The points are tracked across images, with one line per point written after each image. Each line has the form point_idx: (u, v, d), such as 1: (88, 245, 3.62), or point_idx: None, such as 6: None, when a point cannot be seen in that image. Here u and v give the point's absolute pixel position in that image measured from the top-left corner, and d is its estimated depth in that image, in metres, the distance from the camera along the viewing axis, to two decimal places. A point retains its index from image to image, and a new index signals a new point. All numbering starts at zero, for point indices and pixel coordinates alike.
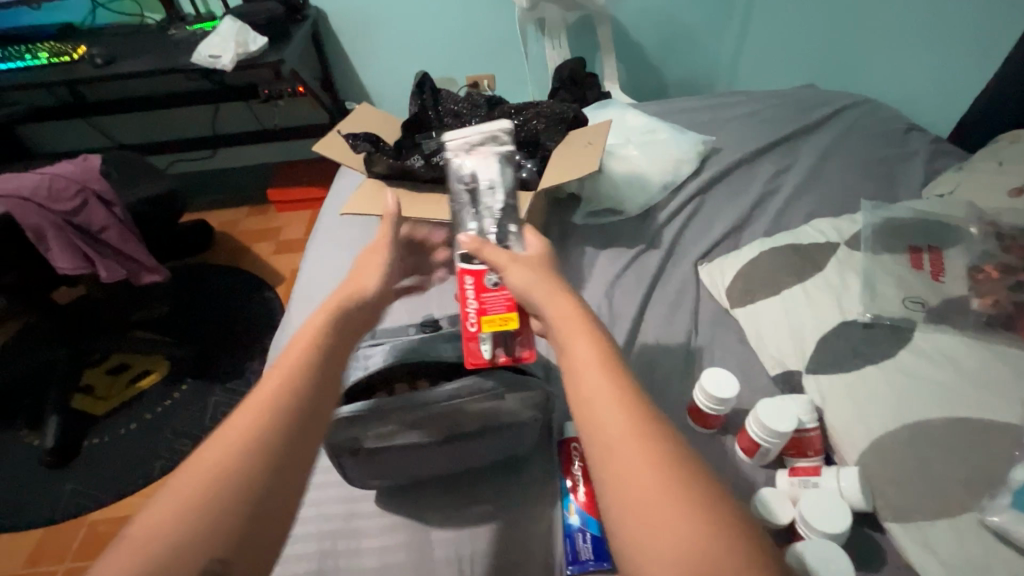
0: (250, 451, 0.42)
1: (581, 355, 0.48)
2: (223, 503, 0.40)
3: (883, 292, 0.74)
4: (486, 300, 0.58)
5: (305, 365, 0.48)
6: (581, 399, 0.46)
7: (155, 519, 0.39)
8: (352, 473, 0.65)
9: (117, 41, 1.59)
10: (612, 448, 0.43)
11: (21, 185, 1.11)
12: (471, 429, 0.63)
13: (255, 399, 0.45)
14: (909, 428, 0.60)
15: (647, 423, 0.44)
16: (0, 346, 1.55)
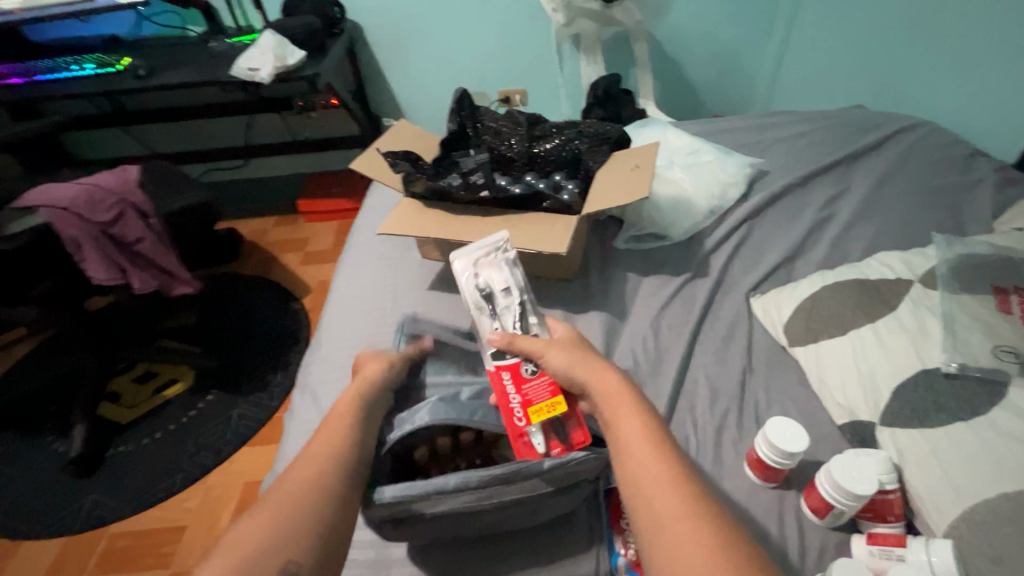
0: (319, 482, 0.49)
1: (629, 430, 0.47)
2: (301, 521, 0.46)
3: (968, 336, 0.67)
4: (528, 391, 0.59)
5: (354, 420, 0.57)
6: (630, 474, 0.45)
7: (242, 537, 0.44)
8: (390, 536, 0.59)
9: (159, 53, 1.61)
10: (663, 526, 0.41)
11: (62, 195, 1.12)
12: (521, 497, 0.57)
13: (318, 444, 0.53)
14: (1009, 497, 0.53)
15: (701, 504, 0.41)
16: (34, 351, 1.57)
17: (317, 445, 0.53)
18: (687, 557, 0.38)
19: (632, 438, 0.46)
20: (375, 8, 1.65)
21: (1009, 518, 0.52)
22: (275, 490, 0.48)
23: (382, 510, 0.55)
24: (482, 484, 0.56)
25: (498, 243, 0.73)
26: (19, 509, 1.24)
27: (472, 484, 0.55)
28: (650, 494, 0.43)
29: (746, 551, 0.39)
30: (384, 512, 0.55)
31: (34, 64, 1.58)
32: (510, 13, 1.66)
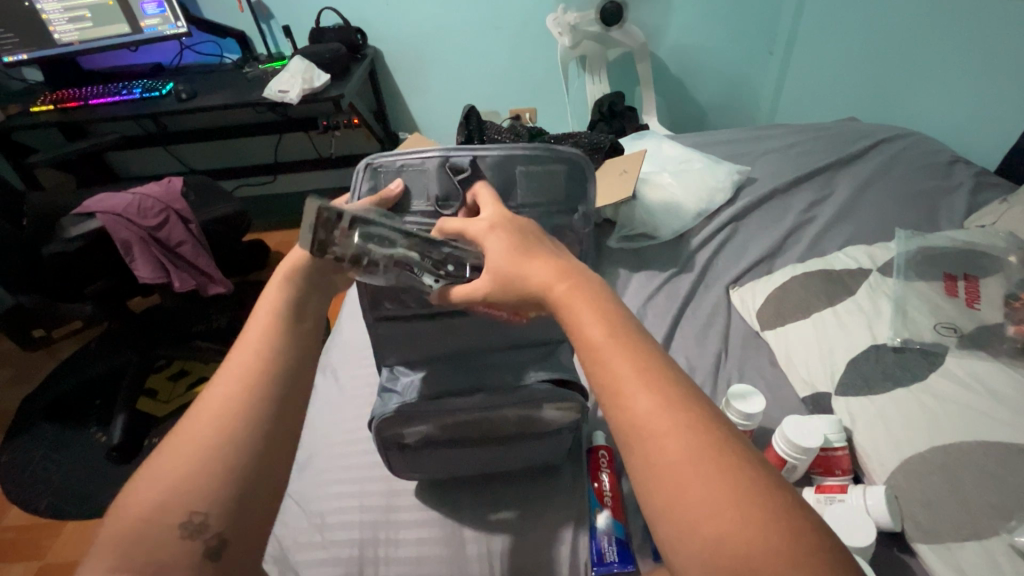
0: (230, 423, 0.41)
1: (588, 324, 0.37)
2: (208, 471, 0.39)
3: (915, 316, 0.75)
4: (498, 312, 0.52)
5: (275, 334, 0.46)
6: (597, 378, 0.36)
7: (147, 490, 0.39)
8: (398, 466, 0.69)
9: (200, 79, 1.77)
10: (643, 433, 0.33)
11: (116, 204, 1.28)
12: (508, 432, 0.67)
13: (227, 374, 0.44)
14: (940, 449, 0.59)
15: (682, 401, 0.34)
16: (84, 349, 1.72)
17: (228, 375, 0.44)
18: (669, 462, 0.32)
19: (596, 337, 0.37)
20: (394, 34, 1.80)
21: (937, 467, 0.58)
22: (179, 434, 0.41)
23: (386, 428, 0.65)
24: (469, 410, 0.64)
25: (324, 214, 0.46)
26: (65, 490, 1.35)
27: (465, 411, 0.64)
28: (623, 398, 0.34)
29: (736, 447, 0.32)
30: (391, 428, 0.65)
31: (88, 89, 1.75)
32: (519, 37, 1.79)
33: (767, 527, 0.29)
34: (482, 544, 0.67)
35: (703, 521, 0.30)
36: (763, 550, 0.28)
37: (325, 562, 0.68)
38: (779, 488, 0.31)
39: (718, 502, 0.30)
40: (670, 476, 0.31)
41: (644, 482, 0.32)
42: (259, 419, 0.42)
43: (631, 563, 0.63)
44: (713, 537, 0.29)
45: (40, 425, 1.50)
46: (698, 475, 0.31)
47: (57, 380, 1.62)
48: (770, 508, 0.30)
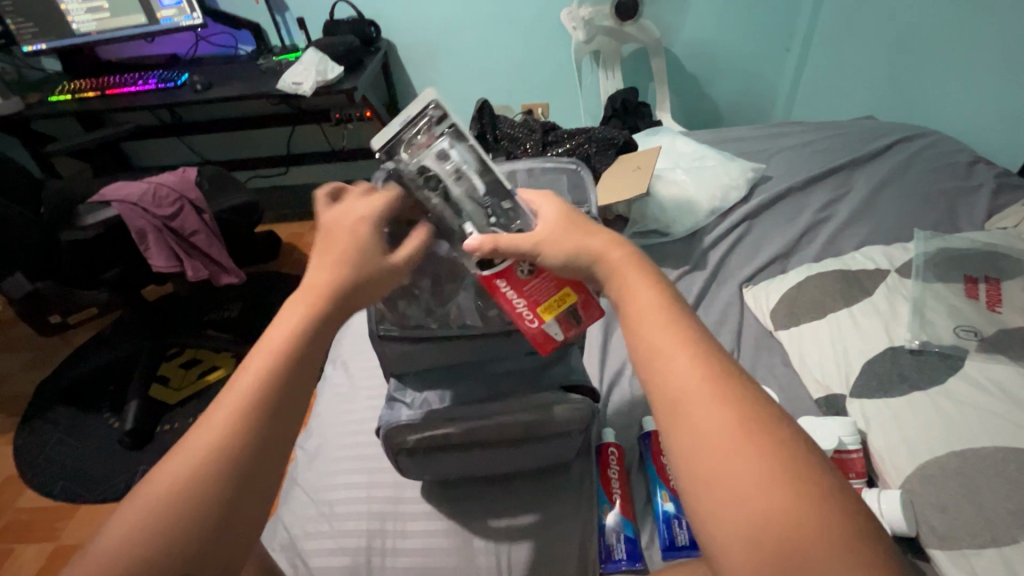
0: (224, 466, 0.37)
1: (639, 297, 0.40)
2: (198, 519, 0.35)
3: (934, 318, 0.74)
4: (530, 292, 0.49)
5: (281, 364, 0.41)
6: (641, 344, 0.38)
7: (123, 533, 0.34)
8: (406, 469, 0.68)
9: (215, 70, 1.78)
10: (683, 398, 0.34)
11: (131, 192, 1.29)
12: (519, 438, 0.66)
13: (221, 406, 0.39)
14: (958, 454, 0.58)
15: (725, 373, 0.35)
16: (98, 335, 1.74)
17: (222, 408, 0.39)
18: (709, 429, 0.33)
19: (645, 309, 0.39)
20: (408, 27, 1.79)
21: (954, 472, 0.57)
22: (163, 473, 0.37)
23: (398, 437, 0.65)
24: (479, 418, 0.64)
25: (428, 112, 0.53)
26: (79, 474, 1.37)
27: (473, 426, 0.64)
28: (668, 365, 0.36)
29: (777, 421, 0.33)
30: (416, 435, 0.65)
31: (105, 79, 1.77)
32: (533, 31, 1.77)
33: (802, 498, 0.30)
34: (489, 539, 0.67)
35: (739, 486, 0.30)
36: (797, 518, 0.29)
37: (333, 551, 0.68)
38: (817, 466, 0.31)
39: (758, 476, 0.30)
40: (709, 443, 0.32)
41: (680, 446, 0.33)
42: (255, 463, 0.38)
43: (640, 561, 0.64)
44: (755, 511, 0.30)
45: (56, 408, 1.53)
46: (744, 447, 0.32)
47: (71, 366, 1.65)
48: (814, 489, 0.30)
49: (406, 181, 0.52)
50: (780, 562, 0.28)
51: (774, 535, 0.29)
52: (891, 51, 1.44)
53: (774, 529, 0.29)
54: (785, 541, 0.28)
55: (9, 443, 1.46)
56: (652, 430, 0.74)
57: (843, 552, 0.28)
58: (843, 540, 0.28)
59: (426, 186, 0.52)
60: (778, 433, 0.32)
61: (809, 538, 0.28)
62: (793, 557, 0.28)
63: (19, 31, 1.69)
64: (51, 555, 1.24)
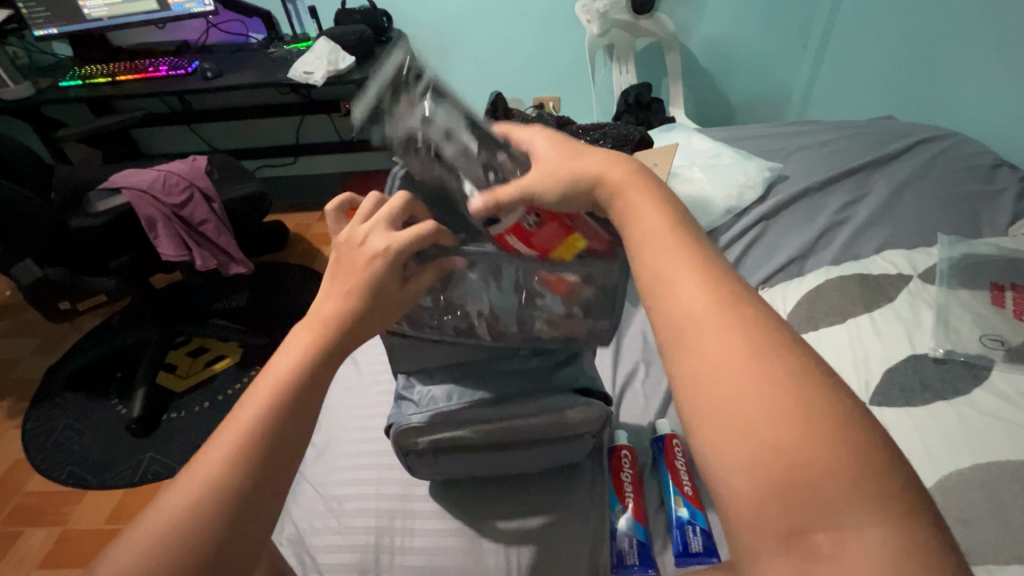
0: (208, 507, 0.37)
1: (649, 226, 0.40)
2: (193, 550, 0.36)
3: (959, 326, 0.72)
4: (541, 242, 0.51)
5: (282, 397, 0.41)
6: (648, 274, 0.38)
7: (126, 558, 0.35)
8: (418, 468, 0.68)
9: (225, 58, 1.77)
10: (692, 326, 0.34)
11: (141, 180, 1.29)
12: (530, 440, 0.65)
13: (224, 435, 0.40)
14: (982, 467, 0.57)
15: (736, 301, 0.34)
16: (107, 322, 1.75)
17: (225, 438, 0.40)
18: (716, 360, 0.32)
19: (648, 230, 0.39)
20: (420, 17, 1.77)
21: (978, 485, 0.56)
22: (168, 498, 0.38)
23: (408, 439, 0.64)
24: (490, 420, 0.63)
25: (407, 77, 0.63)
26: (86, 460, 1.37)
27: (483, 429, 0.63)
28: (676, 293, 0.35)
29: (788, 346, 0.32)
30: (430, 437, 0.64)
31: (116, 65, 1.76)
32: (547, 23, 1.75)
33: (812, 427, 0.29)
34: (500, 539, 0.66)
35: (747, 418, 0.30)
36: (802, 445, 0.28)
37: (341, 549, 0.68)
38: (828, 391, 0.31)
39: (765, 401, 0.30)
40: (717, 374, 0.31)
41: (687, 378, 0.33)
42: (252, 497, 0.38)
43: (652, 568, 0.63)
44: (762, 439, 0.29)
45: (64, 394, 1.53)
46: (752, 373, 0.31)
47: (80, 352, 1.65)
48: (826, 414, 0.29)
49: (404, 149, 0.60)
50: (786, 497, 0.27)
51: (783, 466, 0.28)
52: (912, 48, 1.39)
53: (778, 458, 0.28)
54: (794, 472, 0.28)
55: (18, 428, 1.47)
56: (666, 434, 0.73)
57: (851, 483, 0.27)
58: (849, 475, 0.27)
59: (418, 151, 0.59)
60: (789, 363, 0.31)
61: (818, 469, 0.28)
62: (800, 488, 0.27)
63: (30, 16, 1.68)
64: (57, 540, 1.24)
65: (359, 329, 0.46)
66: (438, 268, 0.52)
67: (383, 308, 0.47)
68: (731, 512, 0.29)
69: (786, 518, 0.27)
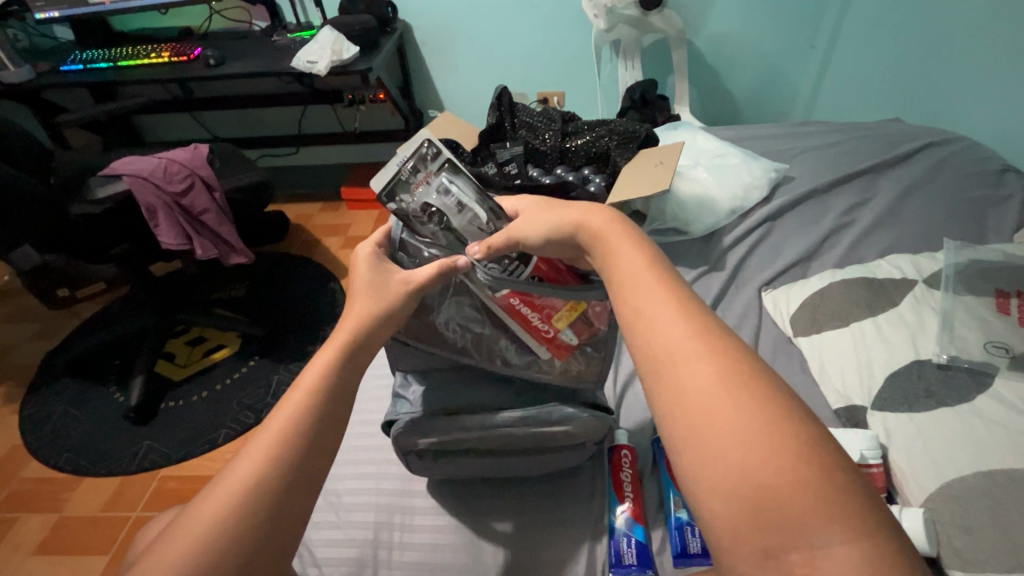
0: (246, 506, 0.38)
1: (627, 264, 0.41)
2: (230, 549, 0.37)
3: (964, 333, 0.72)
4: (541, 305, 0.62)
5: (314, 402, 0.43)
6: (626, 308, 0.38)
7: (168, 552, 0.36)
8: (415, 466, 0.68)
9: (228, 45, 1.75)
10: (665, 354, 0.34)
11: (142, 168, 1.27)
12: (531, 445, 0.65)
13: (259, 440, 0.42)
14: (986, 475, 0.56)
15: (710, 331, 0.35)
16: (105, 309, 1.74)
17: (261, 442, 0.41)
18: (692, 390, 0.32)
19: (628, 269, 0.41)
20: (425, 8, 1.75)
21: (980, 493, 0.55)
22: (205, 502, 0.39)
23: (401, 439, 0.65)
24: (491, 425, 0.64)
25: (421, 150, 0.64)
26: (84, 447, 1.37)
27: (484, 426, 0.64)
28: (653, 324, 0.36)
29: (762, 374, 0.33)
30: (430, 437, 0.64)
31: (116, 50, 1.74)
32: (554, 17, 1.73)
33: (782, 450, 0.28)
34: (499, 536, 0.66)
35: (719, 442, 0.29)
36: (774, 467, 0.28)
37: (339, 543, 0.67)
38: (801, 417, 0.30)
39: (737, 424, 0.30)
40: (688, 399, 0.32)
41: (665, 409, 0.33)
42: (285, 501, 0.40)
43: (651, 568, 0.62)
44: (734, 462, 0.29)
45: (62, 381, 1.53)
46: (722, 397, 0.31)
47: (78, 339, 1.65)
48: (798, 438, 0.29)
49: (410, 216, 0.64)
50: (758, 518, 0.27)
51: (755, 486, 0.28)
52: (920, 49, 1.37)
53: (750, 479, 0.28)
54: (763, 493, 0.27)
55: (15, 413, 1.47)
56: None
57: (822, 501, 0.27)
58: (821, 497, 0.27)
59: (429, 220, 0.64)
60: (762, 388, 0.31)
61: (789, 488, 0.27)
62: (773, 508, 0.27)
63: None
64: (53, 527, 1.24)
65: (377, 339, 0.50)
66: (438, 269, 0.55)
67: (392, 312, 0.52)
68: (709, 535, 0.29)
69: (759, 538, 0.27)
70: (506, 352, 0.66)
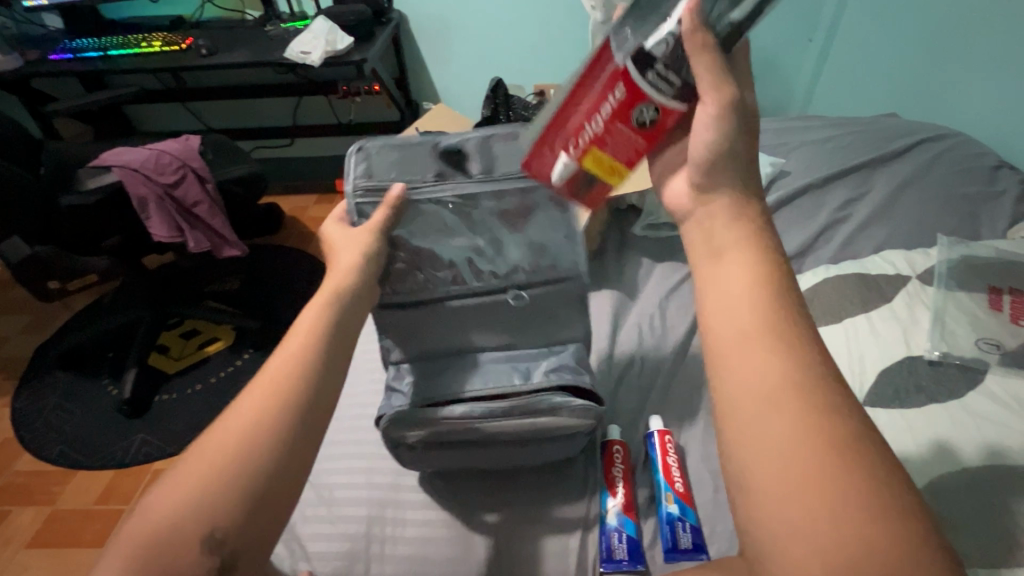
0: (258, 438, 0.44)
1: (727, 283, 0.39)
2: (243, 475, 0.42)
3: (955, 329, 0.72)
4: (609, 130, 0.43)
5: (307, 346, 0.49)
6: (719, 335, 0.38)
7: (183, 486, 0.42)
8: (407, 458, 0.68)
9: (220, 35, 1.73)
10: (757, 397, 0.35)
11: (133, 159, 1.26)
12: (519, 437, 0.65)
13: (260, 386, 0.47)
14: (974, 470, 0.56)
15: (808, 377, 0.34)
16: (98, 301, 1.73)
17: (259, 388, 0.47)
18: (779, 453, 0.33)
19: (729, 289, 0.38)
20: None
21: (969, 488, 0.56)
22: (214, 439, 0.44)
23: (393, 432, 0.65)
24: (478, 416, 0.63)
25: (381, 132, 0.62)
26: (77, 439, 1.36)
27: (475, 415, 0.63)
28: (750, 362, 0.36)
29: (857, 431, 0.33)
30: (420, 430, 0.64)
31: (107, 38, 1.72)
32: (551, 9, 1.71)
33: (866, 518, 0.30)
34: (490, 530, 0.66)
35: (802, 500, 0.31)
36: (857, 533, 0.29)
37: (331, 537, 0.67)
38: (891, 485, 0.31)
39: (824, 484, 0.31)
40: (776, 447, 0.33)
41: (741, 439, 0.34)
42: (291, 431, 0.45)
43: (642, 563, 0.63)
44: (815, 522, 0.30)
45: (55, 374, 1.52)
46: (814, 454, 0.32)
47: (70, 331, 1.64)
48: (884, 506, 0.30)
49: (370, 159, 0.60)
50: None
51: (834, 547, 0.29)
52: (916, 44, 1.37)
53: (831, 542, 0.29)
54: (843, 557, 0.29)
55: (7, 406, 1.46)
56: (658, 430, 0.73)
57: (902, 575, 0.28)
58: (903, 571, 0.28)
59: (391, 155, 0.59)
60: (854, 466, 0.31)
61: (867, 556, 0.29)
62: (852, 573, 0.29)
63: None
64: (47, 519, 1.24)
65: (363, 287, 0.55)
66: (386, 206, 0.58)
67: (369, 264, 0.57)
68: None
69: None
70: (495, 265, 0.65)
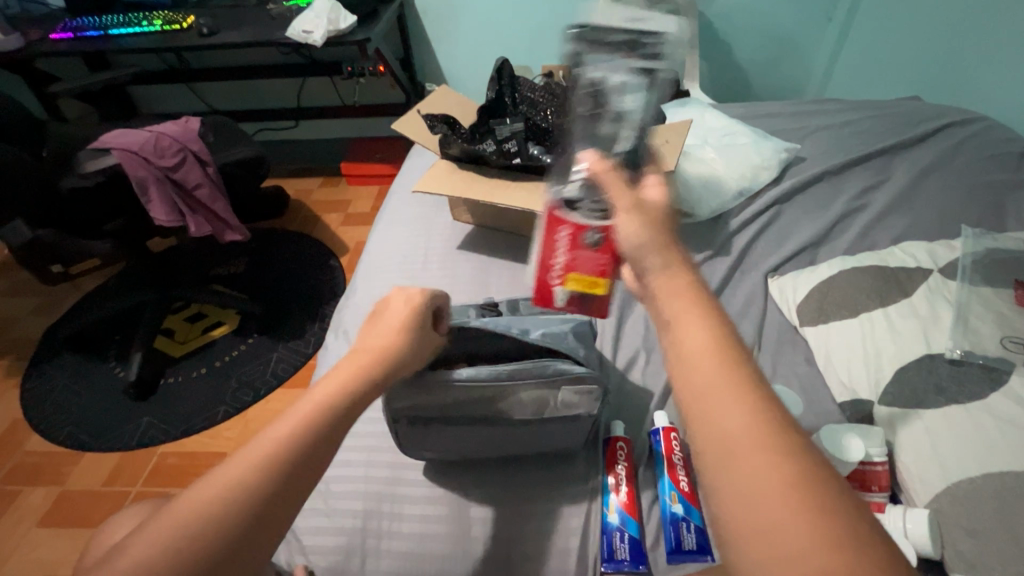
0: (230, 514, 0.39)
1: (686, 334, 0.38)
2: (204, 550, 0.38)
3: (978, 327, 0.68)
4: (577, 258, 0.55)
5: (317, 413, 0.45)
6: (683, 385, 0.37)
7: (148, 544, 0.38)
8: (404, 441, 0.67)
9: (222, 13, 1.69)
10: (727, 449, 0.33)
11: (132, 141, 1.23)
12: (525, 416, 0.64)
13: (255, 445, 0.43)
14: (996, 476, 0.54)
15: (776, 427, 0.33)
16: (103, 284, 1.73)
17: (253, 451, 0.42)
18: (756, 510, 0.30)
19: (689, 339, 0.38)
20: None
21: (990, 495, 0.53)
22: (192, 495, 0.40)
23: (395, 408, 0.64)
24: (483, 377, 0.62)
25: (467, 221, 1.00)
26: (84, 421, 1.37)
27: (481, 377, 0.62)
28: (714, 413, 0.34)
29: (831, 485, 0.31)
30: (415, 404, 0.63)
31: (109, 17, 1.68)
32: None
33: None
34: (491, 527, 0.65)
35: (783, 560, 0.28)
36: None
37: (327, 530, 0.66)
38: (873, 542, 0.29)
39: (804, 541, 0.28)
40: (752, 503, 0.31)
41: (718, 499, 0.32)
42: (269, 509, 0.41)
43: (644, 564, 0.61)
44: None
45: (62, 357, 1.52)
46: (791, 511, 0.29)
47: (76, 314, 1.64)
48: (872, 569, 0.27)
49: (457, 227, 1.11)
50: None
51: None
52: (944, 23, 1.30)
53: None
54: None
55: (16, 388, 1.47)
56: (663, 427, 0.71)
57: None
58: None
59: None
60: (834, 523, 0.29)
61: None
62: None
63: None
64: (55, 500, 1.25)
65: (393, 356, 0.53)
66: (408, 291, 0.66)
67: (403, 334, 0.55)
68: None
69: None
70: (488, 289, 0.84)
